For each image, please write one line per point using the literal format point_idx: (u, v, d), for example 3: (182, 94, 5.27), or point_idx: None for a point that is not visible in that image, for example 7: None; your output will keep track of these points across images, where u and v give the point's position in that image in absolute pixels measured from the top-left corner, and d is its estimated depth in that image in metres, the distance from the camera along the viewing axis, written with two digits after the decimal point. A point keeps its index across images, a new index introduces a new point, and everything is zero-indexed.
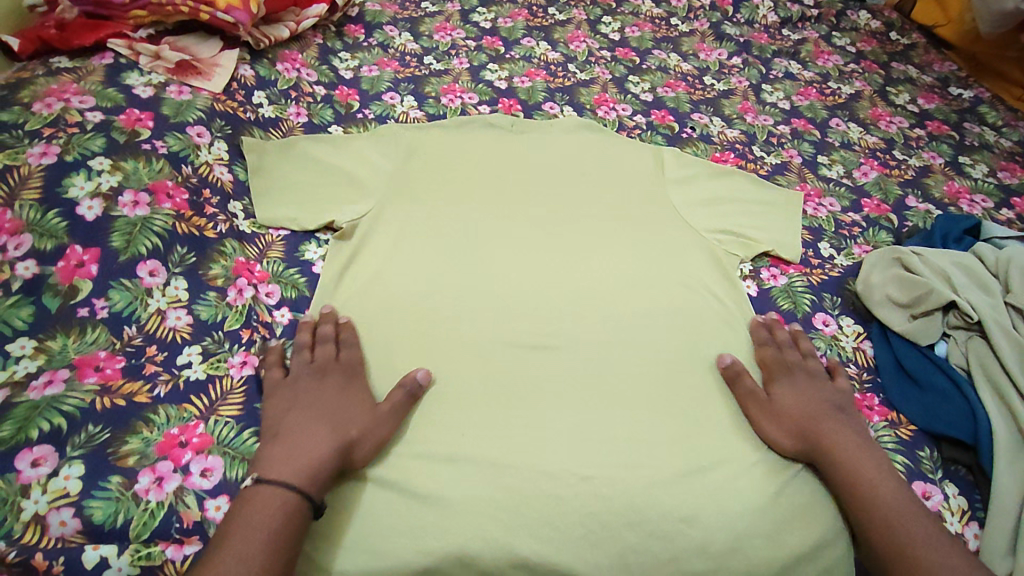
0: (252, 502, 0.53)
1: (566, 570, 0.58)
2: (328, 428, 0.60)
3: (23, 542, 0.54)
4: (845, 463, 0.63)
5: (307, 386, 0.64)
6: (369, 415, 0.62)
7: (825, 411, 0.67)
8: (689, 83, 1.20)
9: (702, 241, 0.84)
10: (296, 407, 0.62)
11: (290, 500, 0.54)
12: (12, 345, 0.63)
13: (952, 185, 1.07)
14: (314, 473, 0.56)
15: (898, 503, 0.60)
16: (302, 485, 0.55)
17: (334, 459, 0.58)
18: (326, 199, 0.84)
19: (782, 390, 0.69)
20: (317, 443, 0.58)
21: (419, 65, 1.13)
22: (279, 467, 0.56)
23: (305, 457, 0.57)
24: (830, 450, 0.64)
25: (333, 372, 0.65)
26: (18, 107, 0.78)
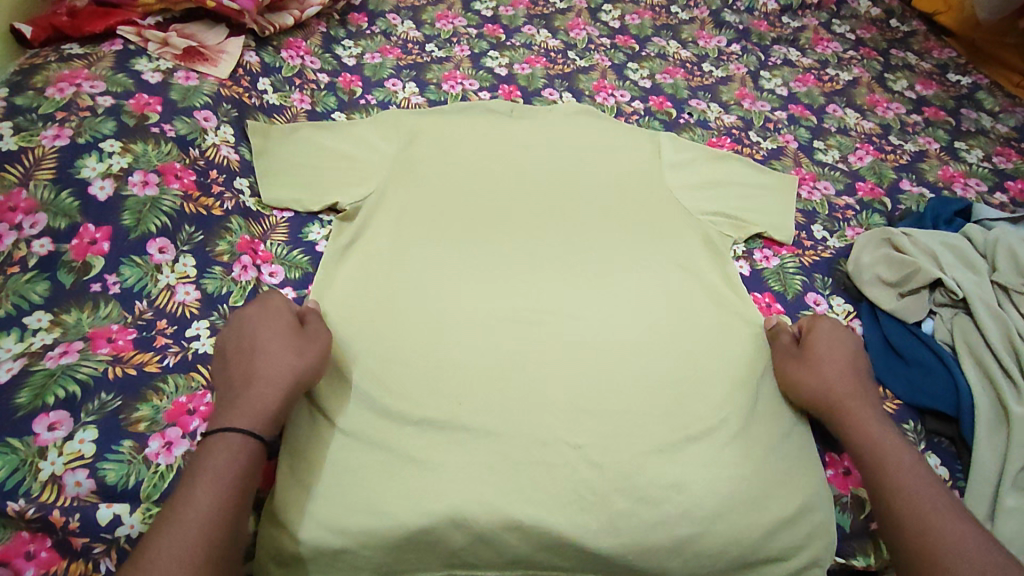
0: (202, 462, 0.54)
1: (558, 532, 0.60)
2: (262, 356, 0.62)
3: (41, 500, 0.56)
4: (866, 424, 0.64)
5: (232, 340, 0.65)
6: (302, 340, 0.65)
7: (856, 370, 0.69)
8: (688, 69, 1.22)
9: (694, 221, 0.86)
10: (228, 364, 0.63)
11: (234, 442, 0.55)
12: (29, 318, 0.66)
13: (947, 169, 1.08)
14: (260, 407, 0.58)
15: (920, 472, 0.60)
16: (246, 425, 0.56)
17: (278, 385, 0.60)
18: (329, 180, 0.86)
19: (819, 344, 0.71)
20: (256, 380, 0.60)
21: (420, 53, 1.15)
22: (226, 413, 0.57)
23: (242, 402, 0.58)
24: (850, 420, 0.65)
25: (251, 317, 0.66)
26: (32, 92, 0.80)
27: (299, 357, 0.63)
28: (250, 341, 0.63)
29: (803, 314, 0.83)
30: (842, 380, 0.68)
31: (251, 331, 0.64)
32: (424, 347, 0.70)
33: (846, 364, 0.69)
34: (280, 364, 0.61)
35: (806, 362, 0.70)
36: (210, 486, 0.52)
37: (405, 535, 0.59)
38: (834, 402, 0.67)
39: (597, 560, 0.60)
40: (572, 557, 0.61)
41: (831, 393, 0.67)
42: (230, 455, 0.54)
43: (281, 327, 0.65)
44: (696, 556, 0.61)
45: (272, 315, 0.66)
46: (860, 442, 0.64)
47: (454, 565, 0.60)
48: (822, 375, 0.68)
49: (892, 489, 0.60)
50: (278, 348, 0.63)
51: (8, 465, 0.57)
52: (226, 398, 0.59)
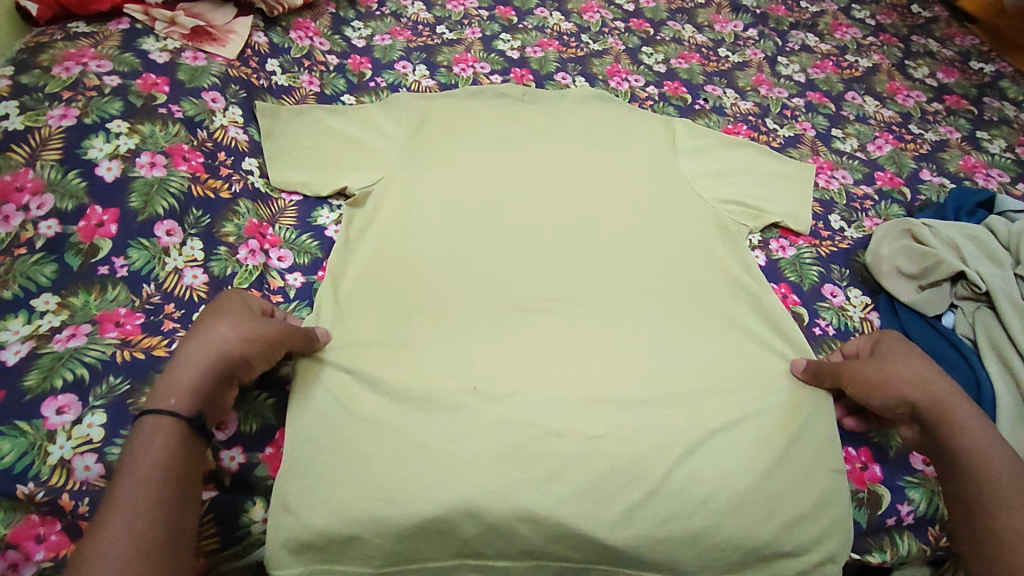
0: (130, 450, 0.51)
1: (571, 524, 0.59)
2: (192, 330, 0.58)
3: (50, 484, 0.56)
4: (970, 429, 0.59)
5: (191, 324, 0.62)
6: (244, 314, 0.61)
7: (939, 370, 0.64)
8: (703, 54, 1.19)
9: (710, 210, 0.85)
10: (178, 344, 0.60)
11: (148, 423, 0.52)
12: (37, 300, 0.65)
13: (968, 160, 1.06)
14: (178, 380, 0.54)
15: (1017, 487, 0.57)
16: (158, 403, 0.53)
17: (198, 355, 0.56)
18: (338, 164, 0.85)
19: (889, 346, 0.67)
20: (178, 355, 0.56)
21: (431, 35, 1.13)
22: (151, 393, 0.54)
23: (163, 381, 0.54)
24: (954, 422, 0.60)
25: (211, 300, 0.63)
26: (38, 70, 0.79)
27: (232, 327, 0.58)
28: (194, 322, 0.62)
29: (820, 305, 0.81)
30: (930, 380, 0.63)
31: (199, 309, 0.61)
32: (436, 335, 0.70)
33: (928, 362, 0.64)
34: (207, 336, 0.57)
35: (878, 360, 0.65)
36: (136, 484, 0.49)
37: (416, 524, 0.58)
38: (933, 397, 0.61)
39: (611, 551, 0.60)
40: (585, 548, 0.60)
41: (926, 394, 0.62)
42: (153, 441, 0.52)
43: (226, 303, 0.62)
44: (708, 548, 0.60)
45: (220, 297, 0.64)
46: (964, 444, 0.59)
47: (464, 554, 0.60)
48: (915, 373, 0.63)
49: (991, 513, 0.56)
50: (208, 319, 0.59)
51: (17, 448, 0.56)
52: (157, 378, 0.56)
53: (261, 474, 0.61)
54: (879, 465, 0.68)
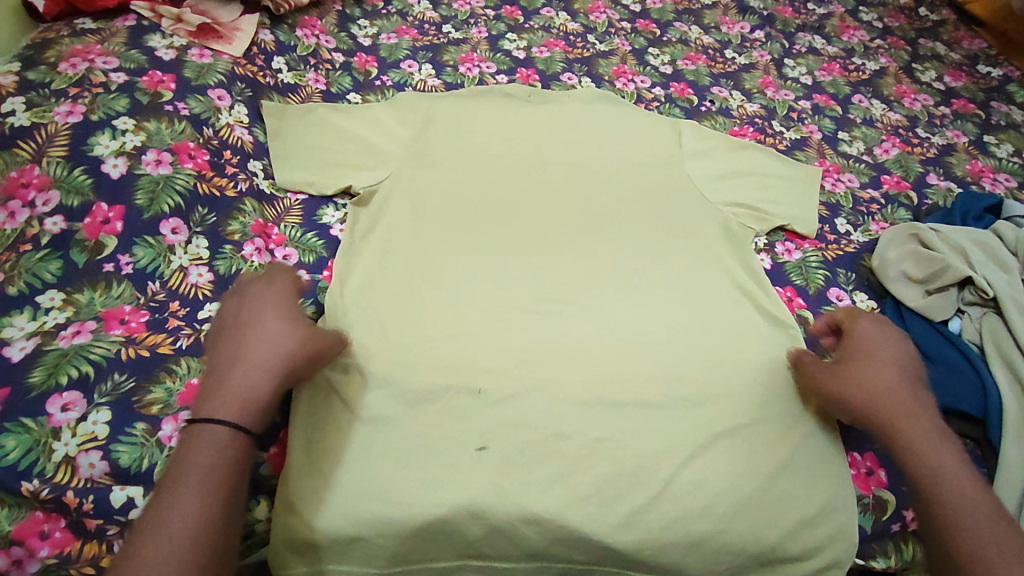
0: (188, 453, 0.48)
1: (575, 527, 0.59)
2: (263, 338, 0.56)
3: (55, 481, 0.56)
4: (919, 446, 0.57)
5: (233, 315, 0.60)
6: (301, 323, 0.60)
7: (902, 380, 0.62)
8: (709, 56, 1.19)
9: (717, 213, 0.84)
10: (224, 339, 0.57)
11: (223, 432, 0.50)
12: (42, 297, 0.65)
13: (975, 164, 1.05)
14: (251, 389, 0.53)
15: (975, 505, 0.53)
16: (237, 415, 0.51)
17: (268, 365, 0.55)
18: (343, 163, 0.85)
19: (856, 352, 0.65)
20: (253, 365, 0.54)
21: (437, 34, 1.13)
22: (216, 397, 0.52)
23: (239, 389, 0.52)
24: (901, 436, 0.58)
25: (263, 295, 0.61)
26: (45, 67, 0.79)
27: (302, 345, 0.58)
28: (236, 319, 0.58)
29: (825, 309, 0.81)
30: (885, 386, 0.61)
31: (256, 309, 0.59)
32: (440, 334, 0.69)
33: (891, 370, 0.63)
34: (283, 349, 0.57)
35: (840, 369, 0.65)
36: (193, 489, 0.47)
37: (420, 525, 0.58)
38: (883, 412, 0.60)
39: (614, 554, 0.60)
40: (589, 551, 0.60)
41: (876, 409, 0.61)
42: (212, 446, 0.49)
43: (273, 304, 0.60)
44: (713, 553, 0.60)
45: (260, 291, 0.61)
46: (915, 462, 0.57)
47: (468, 555, 0.60)
48: (865, 383, 0.62)
49: (946, 519, 0.53)
50: (269, 325, 0.58)
51: (22, 445, 0.56)
52: (214, 379, 0.53)
53: (265, 473, 0.62)
54: (884, 470, 0.68)
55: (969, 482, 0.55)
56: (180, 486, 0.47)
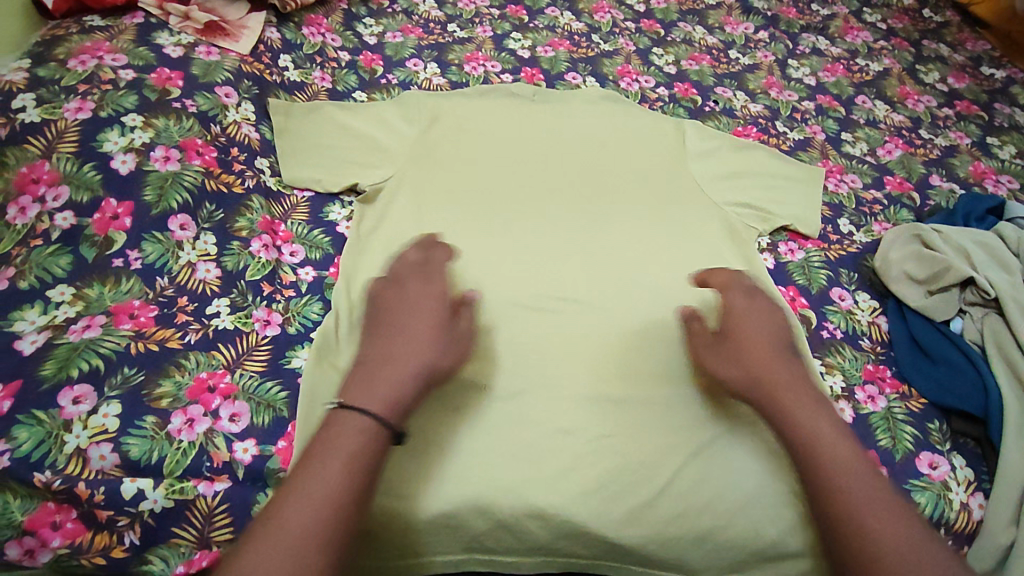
0: (337, 430, 0.49)
1: (579, 522, 0.60)
2: (413, 340, 0.56)
3: (66, 473, 0.56)
4: (795, 416, 0.56)
5: (391, 303, 0.59)
6: (451, 325, 0.59)
7: (774, 349, 0.61)
8: (713, 56, 1.19)
9: (720, 213, 0.85)
10: (378, 328, 0.57)
11: (366, 424, 0.50)
12: (52, 291, 0.66)
13: (978, 166, 1.06)
14: (399, 388, 0.52)
15: (851, 470, 0.53)
16: (380, 413, 0.51)
17: (416, 369, 0.54)
18: (350, 162, 0.86)
19: (735, 323, 0.63)
20: (402, 366, 0.54)
21: (442, 33, 1.13)
22: (362, 388, 0.52)
23: (385, 385, 0.52)
24: (778, 407, 0.57)
25: (416, 284, 0.61)
26: (54, 64, 0.79)
27: (448, 355, 0.57)
28: (388, 312, 0.58)
29: (828, 309, 0.81)
30: (762, 361, 0.60)
31: (410, 305, 0.58)
32: None
33: (764, 341, 0.61)
34: (428, 355, 0.55)
35: (721, 345, 0.63)
36: (339, 463, 0.48)
37: (428, 520, 0.59)
38: (761, 386, 0.59)
39: (617, 548, 0.61)
40: (592, 546, 0.61)
41: (754, 384, 0.59)
42: (356, 431, 0.50)
43: (428, 299, 0.59)
44: (715, 548, 0.61)
45: (417, 281, 0.61)
46: (791, 432, 0.56)
47: (473, 548, 0.61)
48: (742, 362, 0.60)
49: (825, 485, 0.53)
50: (423, 325, 0.57)
51: (34, 437, 0.57)
52: (364, 368, 0.54)
53: (273, 466, 0.61)
54: (887, 467, 0.69)
55: (845, 446, 0.54)
56: (327, 453, 0.48)
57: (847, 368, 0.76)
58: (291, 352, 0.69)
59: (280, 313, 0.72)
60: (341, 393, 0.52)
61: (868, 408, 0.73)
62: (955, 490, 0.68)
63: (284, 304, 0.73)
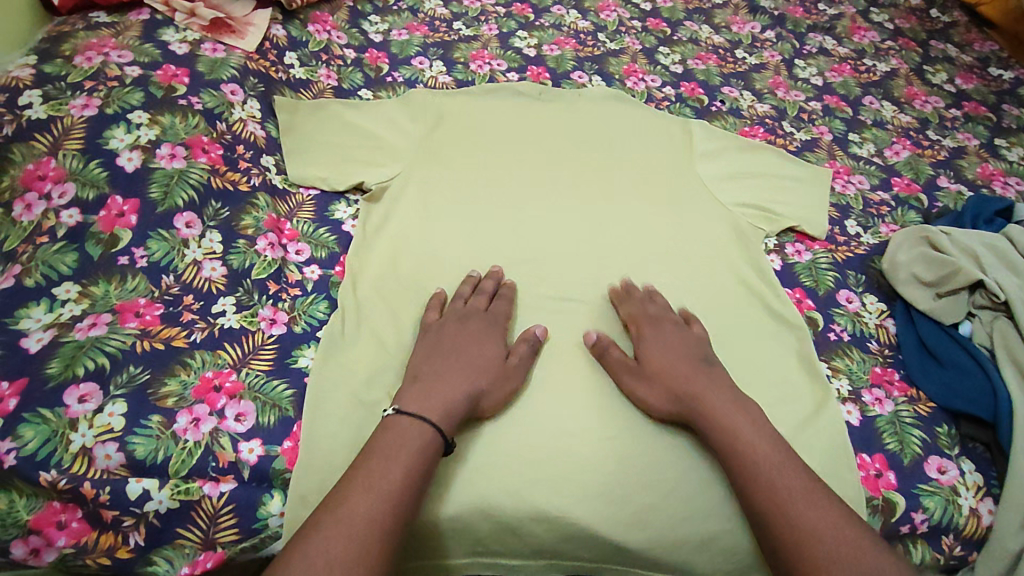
0: (392, 431, 0.55)
1: (585, 525, 0.60)
2: (469, 368, 0.62)
3: (72, 472, 0.56)
4: (721, 424, 0.60)
5: (452, 330, 0.66)
6: (505, 360, 0.65)
7: (692, 366, 0.64)
8: (720, 56, 1.19)
9: (727, 213, 0.85)
10: (437, 351, 0.63)
11: (426, 432, 0.56)
12: (58, 289, 0.65)
13: (986, 167, 1.05)
14: (453, 403, 0.59)
15: (776, 466, 0.57)
16: (436, 423, 0.57)
17: (466, 392, 0.60)
18: (356, 160, 0.85)
19: (649, 349, 0.66)
20: (458, 387, 0.60)
21: (448, 31, 1.13)
22: (421, 400, 0.58)
23: (441, 400, 0.58)
24: (704, 418, 0.61)
25: (475, 318, 0.67)
26: (60, 60, 0.79)
27: (497, 389, 0.63)
28: (449, 339, 0.65)
29: (834, 311, 0.81)
30: (679, 376, 0.63)
31: (472, 338, 0.65)
32: None
33: (682, 360, 0.65)
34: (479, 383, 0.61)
35: (637, 367, 0.66)
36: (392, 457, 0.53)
37: (433, 523, 0.59)
38: (688, 401, 0.62)
39: (623, 552, 0.61)
40: (597, 549, 0.61)
41: (683, 402, 0.62)
42: (411, 432, 0.55)
43: (486, 338, 0.66)
44: (721, 552, 0.62)
45: (480, 317, 0.68)
46: (721, 440, 0.59)
47: (478, 552, 0.61)
48: (662, 382, 0.64)
49: (751, 482, 0.57)
50: (482, 358, 0.63)
51: (40, 435, 0.57)
52: (423, 382, 0.60)
53: (279, 467, 0.61)
54: (893, 472, 0.68)
55: (769, 443, 0.58)
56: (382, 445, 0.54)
57: (853, 371, 0.76)
58: (297, 351, 0.69)
59: (286, 312, 0.72)
60: (400, 399, 0.59)
61: (875, 411, 0.73)
62: (963, 495, 0.68)
63: (290, 303, 0.73)
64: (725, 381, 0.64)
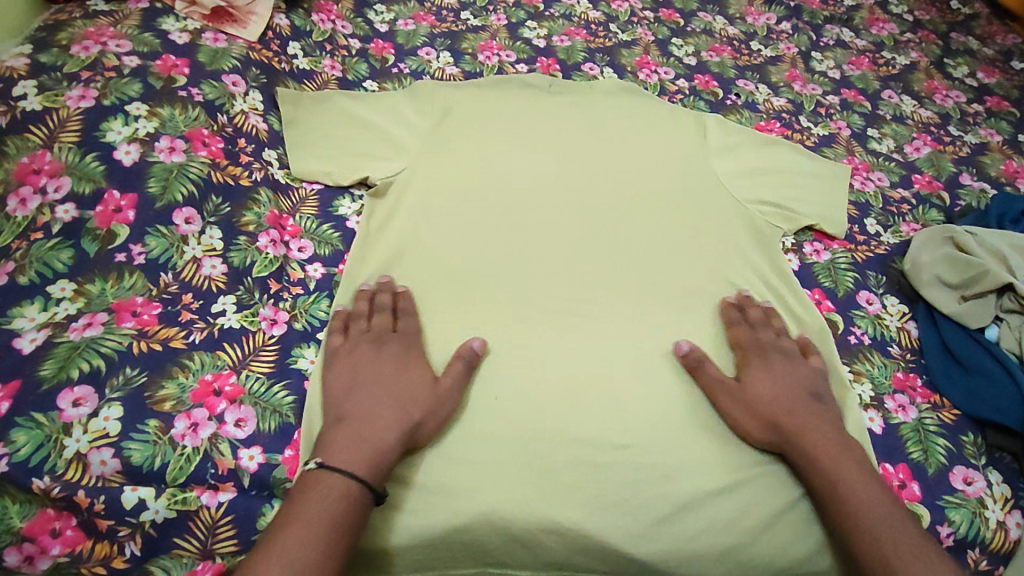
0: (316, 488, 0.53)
1: (598, 537, 0.58)
2: (387, 403, 0.59)
3: (66, 478, 0.54)
4: (822, 460, 0.60)
5: (363, 362, 0.63)
6: (427, 381, 0.62)
7: (799, 398, 0.64)
8: (735, 47, 1.15)
9: (743, 211, 0.82)
10: (354, 388, 0.61)
11: (353, 490, 0.53)
12: (53, 287, 0.63)
13: (1010, 164, 1.02)
14: (381, 448, 0.56)
15: (881, 510, 0.57)
16: (364, 474, 0.54)
17: (395, 432, 0.58)
18: (361, 154, 0.83)
19: (754, 375, 0.66)
20: (381, 429, 0.57)
21: (455, 21, 1.10)
22: (344, 449, 0.55)
23: (368, 446, 0.56)
24: (805, 452, 0.61)
25: (390, 343, 0.65)
26: (56, 49, 0.76)
27: (429, 419, 0.60)
28: (358, 373, 0.62)
29: (854, 313, 0.78)
30: (779, 409, 0.63)
31: (381, 368, 0.62)
32: (460, 333, 0.68)
33: (788, 389, 0.65)
34: (404, 418, 0.59)
35: (735, 386, 0.65)
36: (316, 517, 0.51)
37: (437, 535, 0.57)
38: (789, 434, 0.62)
39: (637, 565, 0.59)
40: (610, 562, 0.59)
41: (784, 433, 0.62)
42: (336, 489, 0.53)
43: (400, 363, 0.63)
44: (739, 565, 0.59)
45: (392, 342, 0.65)
46: (821, 477, 0.59)
47: (486, 564, 0.59)
48: (763, 411, 0.64)
49: (850, 524, 0.57)
50: (398, 388, 0.61)
51: (33, 440, 0.55)
52: (344, 428, 0.57)
53: (281, 475, 0.60)
54: (917, 483, 0.66)
55: (873, 486, 0.58)
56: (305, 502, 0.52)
57: (876, 376, 0.73)
58: (298, 351, 0.67)
59: (287, 312, 0.70)
60: (324, 449, 0.56)
61: (899, 418, 0.70)
62: (990, 508, 0.66)
63: (291, 302, 0.71)
64: (832, 417, 0.64)
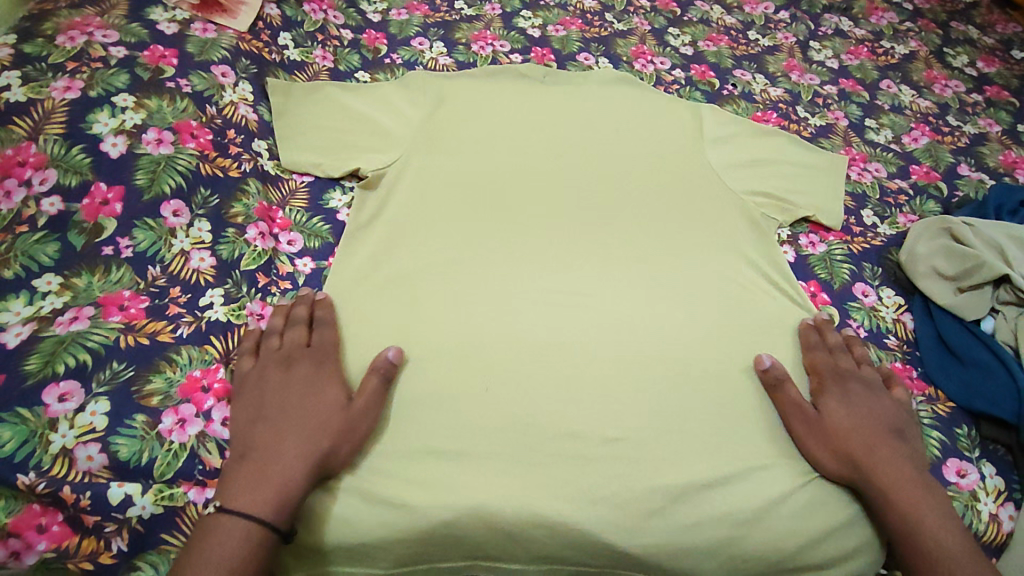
0: (210, 535, 0.51)
1: (588, 530, 0.57)
2: (296, 430, 0.57)
3: (51, 474, 0.54)
4: (899, 503, 0.58)
5: (273, 382, 0.60)
6: (340, 401, 0.60)
7: (879, 434, 0.62)
8: (732, 37, 1.14)
9: (737, 200, 0.81)
10: (261, 414, 0.58)
11: (252, 532, 0.51)
12: (38, 281, 0.62)
13: (1008, 154, 1.01)
14: (286, 483, 0.54)
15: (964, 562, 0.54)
16: (267, 514, 0.52)
17: (302, 462, 0.55)
18: (352, 146, 0.82)
19: (830, 404, 0.64)
20: (285, 460, 0.55)
21: (449, 11, 1.08)
22: (245, 488, 0.53)
23: (271, 482, 0.54)
24: (881, 492, 0.59)
25: (300, 361, 0.62)
26: (41, 39, 0.74)
27: (344, 443, 0.58)
28: (266, 395, 0.59)
29: (850, 305, 0.77)
30: (855, 440, 0.61)
31: (291, 390, 0.60)
32: (452, 325, 0.67)
33: (866, 423, 0.62)
34: (314, 446, 0.56)
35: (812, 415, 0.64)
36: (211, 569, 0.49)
37: (425, 529, 0.57)
38: (864, 472, 0.60)
39: (627, 558, 0.58)
40: (600, 556, 0.58)
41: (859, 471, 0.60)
42: (234, 533, 0.51)
43: (313, 383, 0.60)
44: (732, 560, 0.58)
45: (305, 361, 0.62)
46: (898, 521, 0.57)
47: (475, 557, 0.59)
48: (836, 445, 0.62)
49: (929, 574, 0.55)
50: (308, 411, 0.58)
51: (17, 436, 0.54)
52: (246, 462, 0.55)
53: None
54: None
55: (956, 536, 0.56)
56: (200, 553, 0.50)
57: None
58: None
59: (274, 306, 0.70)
60: (224, 488, 0.54)
61: None
62: (983, 501, 0.65)
63: (278, 296, 0.71)
64: (914, 457, 0.61)
